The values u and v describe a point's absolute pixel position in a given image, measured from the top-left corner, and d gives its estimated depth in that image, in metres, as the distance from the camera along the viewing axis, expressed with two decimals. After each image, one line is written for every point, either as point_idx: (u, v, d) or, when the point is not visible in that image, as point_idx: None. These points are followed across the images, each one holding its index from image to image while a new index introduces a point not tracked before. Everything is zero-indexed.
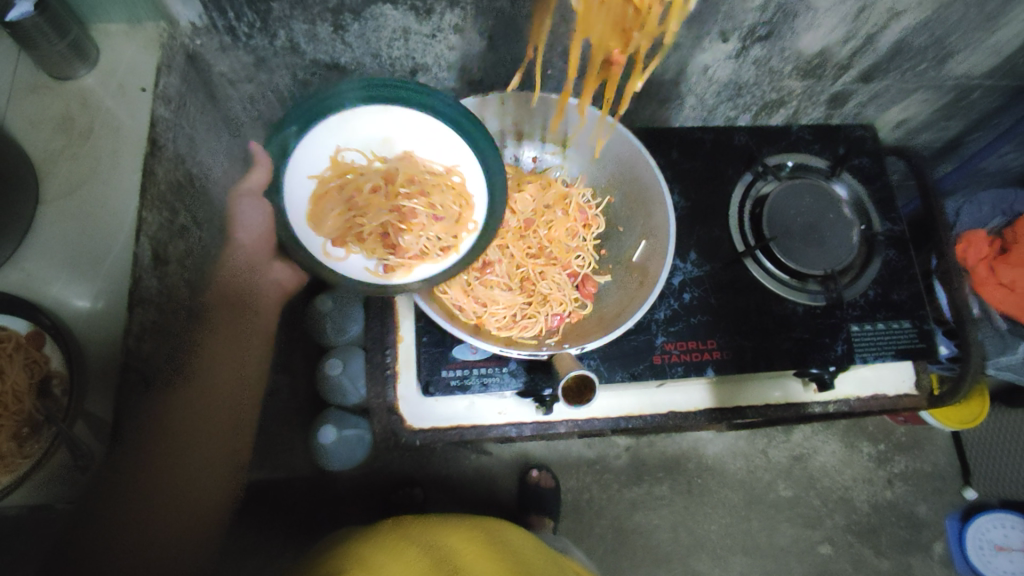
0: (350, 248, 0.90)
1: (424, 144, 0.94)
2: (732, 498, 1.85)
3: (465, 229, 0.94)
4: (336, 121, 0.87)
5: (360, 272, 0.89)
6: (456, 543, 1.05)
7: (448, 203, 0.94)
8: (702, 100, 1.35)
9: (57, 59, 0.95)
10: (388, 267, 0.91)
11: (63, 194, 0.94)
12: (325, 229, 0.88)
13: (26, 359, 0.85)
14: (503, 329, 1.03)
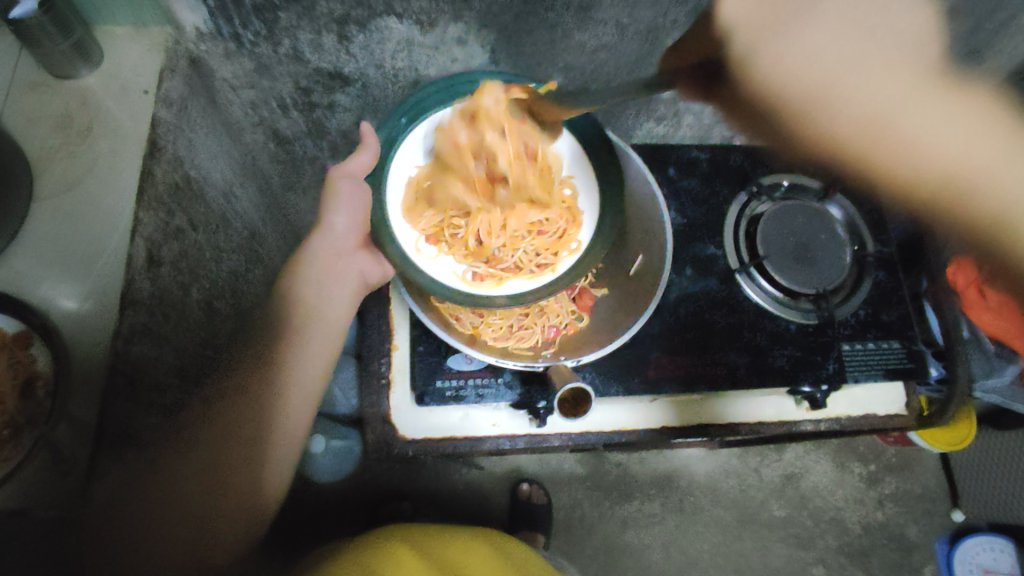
0: (444, 247, 0.97)
1: None
2: (724, 517, 1.84)
3: (565, 249, 0.97)
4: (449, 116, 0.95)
5: (449, 275, 0.95)
6: (453, 553, 1.07)
7: (552, 221, 1.00)
8: (699, 119, 1.37)
9: (59, 58, 0.94)
10: (475, 273, 0.97)
11: (59, 192, 0.94)
12: (421, 224, 0.96)
13: (8, 359, 0.83)
14: (501, 339, 1.00)
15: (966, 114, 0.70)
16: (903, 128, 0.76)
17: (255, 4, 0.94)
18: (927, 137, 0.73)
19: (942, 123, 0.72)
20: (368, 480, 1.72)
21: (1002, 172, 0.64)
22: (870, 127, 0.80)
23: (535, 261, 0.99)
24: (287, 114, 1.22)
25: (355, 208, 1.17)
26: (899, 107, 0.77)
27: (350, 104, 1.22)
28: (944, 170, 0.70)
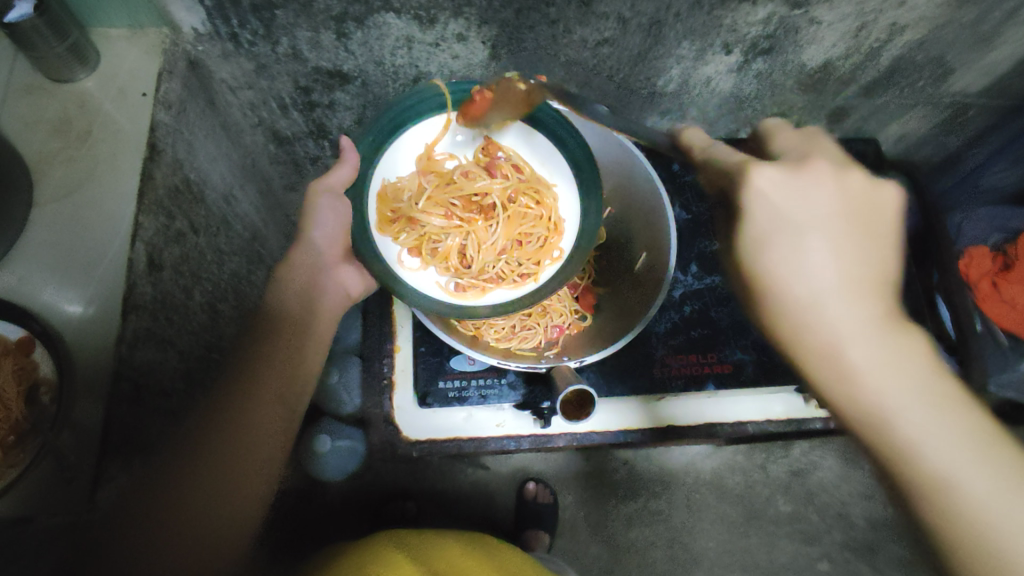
0: (426, 258, 0.99)
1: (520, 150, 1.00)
2: (730, 514, 1.83)
3: (548, 258, 0.99)
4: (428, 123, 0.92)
5: (432, 286, 0.96)
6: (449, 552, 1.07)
7: (531, 229, 1.02)
8: (703, 112, 1.36)
9: (56, 61, 0.94)
10: (460, 285, 0.98)
11: (60, 196, 0.94)
12: (403, 238, 0.97)
13: (13, 366, 0.83)
14: (505, 339, 1.01)
15: (863, 304, 0.69)
16: (783, 254, 0.69)
17: (252, 3, 0.93)
18: (828, 301, 0.69)
19: (851, 310, 0.68)
20: (372, 480, 1.71)
21: (923, 438, 0.65)
22: (782, 226, 0.68)
23: (516, 270, 1.02)
24: (287, 114, 1.21)
25: (336, 222, 1.00)
26: (794, 239, 0.69)
27: (350, 103, 1.21)
28: (793, 301, 0.70)
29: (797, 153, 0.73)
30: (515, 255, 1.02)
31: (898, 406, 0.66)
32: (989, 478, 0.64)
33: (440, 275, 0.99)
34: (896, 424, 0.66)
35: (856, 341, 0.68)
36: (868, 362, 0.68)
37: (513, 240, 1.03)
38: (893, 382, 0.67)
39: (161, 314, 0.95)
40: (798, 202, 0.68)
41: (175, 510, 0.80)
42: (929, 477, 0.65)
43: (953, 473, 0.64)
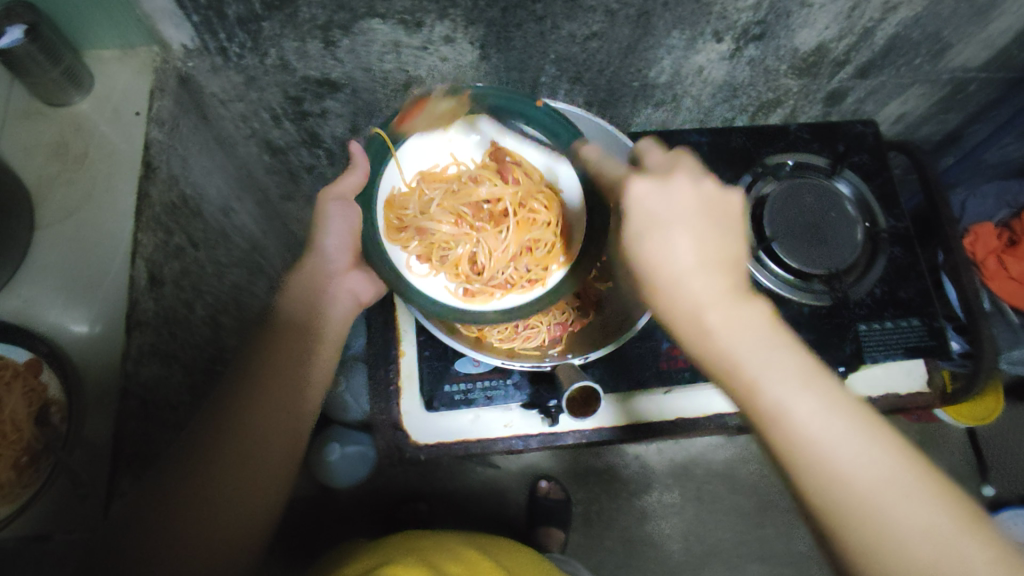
0: (434, 265, 1.00)
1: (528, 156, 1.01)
2: (745, 503, 1.82)
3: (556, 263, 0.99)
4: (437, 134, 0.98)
5: (440, 291, 0.97)
6: (461, 550, 1.07)
7: (540, 235, 1.01)
8: (697, 102, 1.35)
9: (50, 85, 0.95)
10: (466, 290, 0.98)
11: (60, 218, 0.95)
12: (412, 245, 0.98)
13: (22, 388, 0.85)
14: (509, 339, 1.00)
15: (726, 291, 0.70)
16: (659, 244, 0.72)
17: (238, 16, 0.93)
18: (693, 286, 0.70)
19: (717, 296, 0.70)
20: (385, 483, 1.72)
21: (805, 421, 0.64)
22: (651, 223, 0.72)
23: (524, 277, 1.00)
24: (280, 125, 1.22)
25: (348, 230, 0.99)
26: (665, 229, 0.72)
27: (342, 110, 1.21)
28: (665, 284, 0.71)
29: (665, 159, 0.78)
30: (525, 262, 1.01)
31: (774, 391, 0.66)
32: (858, 448, 0.63)
33: (448, 282, 0.99)
34: (774, 401, 0.65)
35: (728, 324, 0.69)
36: (735, 344, 0.68)
37: (523, 246, 1.02)
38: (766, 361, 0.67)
39: (167, 329, 0.96)
40: (663, 196, 0.73)
41: (191, 512, 0.81)
42: (806, 460, 0.63)
43: (837, 456, 0.62)
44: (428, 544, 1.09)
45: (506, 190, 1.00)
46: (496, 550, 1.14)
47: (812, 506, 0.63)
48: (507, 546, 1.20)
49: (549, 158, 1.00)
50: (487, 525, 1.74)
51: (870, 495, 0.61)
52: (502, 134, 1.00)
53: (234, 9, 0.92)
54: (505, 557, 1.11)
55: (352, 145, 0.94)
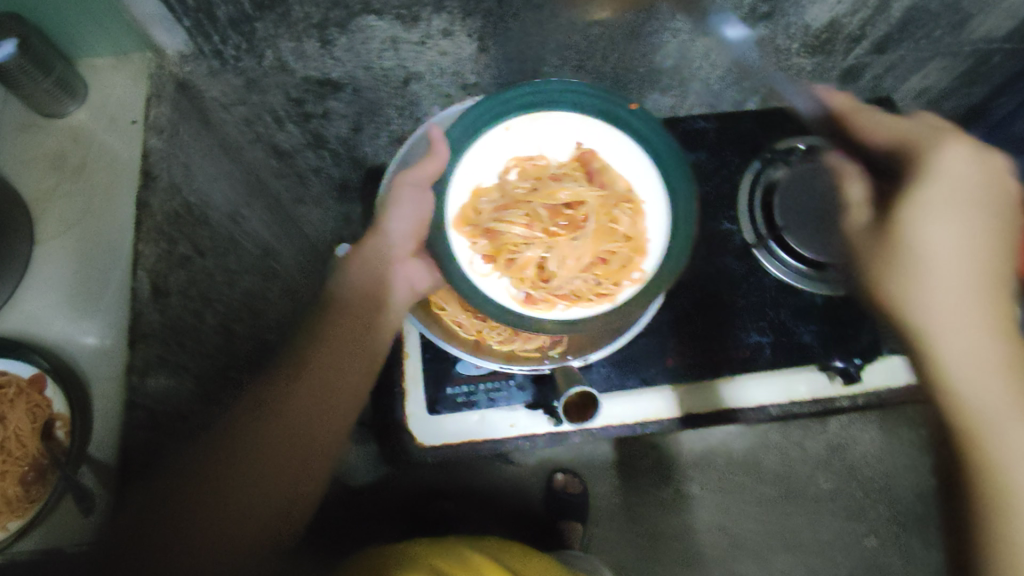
0: (499, 266, 0.90)
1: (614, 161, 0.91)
2: (769, 494, 1.79)
3: (627, 278, 0.87)
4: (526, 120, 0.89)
5: (503, 295, 0.86)
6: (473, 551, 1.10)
7: (616, 245, 0.91)
8: (706, 86, 1.30)
9: (46, 97, 0.95)
10: (530, 295, 0.88)
11: (61, 231, 0.95)
12: (478, 242, 0.90)
13: (28, 404, 0.88)
14: (505, 341, 0.95)
15: (982, 290, 0.79)
16: (931, 232, 0.79)
17: (230, 18, 0.91)
18: (930, 283, 0.79)
19: (968, 295, 0.78)
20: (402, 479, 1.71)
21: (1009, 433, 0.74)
22: (933, 197, 0.79)
23: (593, 289, 0.89)
24: (281, 126, 1.20)
25: (414, 214, 0.95)
26: (944, 217, 0.79)
27: (343, 110, 1.20)
28: (936, 263, 0.79)
29: (932, 126, 0.85)
30: (594, 274, 0.90)
31: (974, 390, 0.76)
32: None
33: (513, 286, 0.88)
34: (975, 395, 0.76)
35: (961, 327, 0.79)
36: (986, 343, 0.77)
37: (596, 256, 0.91)
38: (967, 352, 0.78)
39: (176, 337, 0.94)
40: (974, 175, 0.79)
41: (207, 503, 0.85)
42: (993, 467, 0.74)
43: (1012, 465, 0.73)
44: (439, 546, 1.10)
45: (590, 192, 0.93)
46: (502, 548, 1.16)
47: (981, 501, 0.75)
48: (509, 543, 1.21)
49: (638, 167, 0.89)
50: (508, 522, 1.73)
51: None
52: (591, 134, 0.91)
53: (224, 11, 0.90)
54: (512, 557, 1.12)
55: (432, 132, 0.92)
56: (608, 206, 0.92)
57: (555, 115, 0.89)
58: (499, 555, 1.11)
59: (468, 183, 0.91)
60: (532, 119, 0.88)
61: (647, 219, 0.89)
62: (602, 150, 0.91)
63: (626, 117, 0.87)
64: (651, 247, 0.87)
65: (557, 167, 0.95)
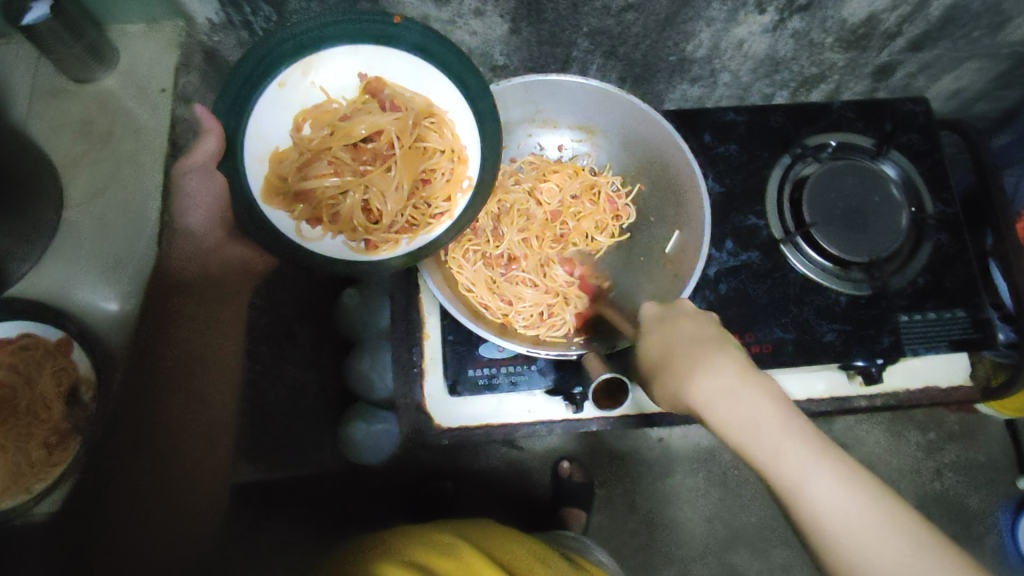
0: (328, 225, 0.84)
1: (393, 79, 0.85)
2: (772, 490, 1.80)
3: (459, 191, 0.87)
4: (296, 75, 0.80)
5: (341, 249, 0.83)
6: (482, 532, 1.11)
7: (437, 162, 0.88)
8: (736, 78, 1.29)
9: (74, 62, 0.94)
10: (370, 243, 0.85)
11: (88, 198, 0.95)
12: (295, 209, 0.82)
13: (55, 366, 0.85)
14: (533, 327, 0.97)
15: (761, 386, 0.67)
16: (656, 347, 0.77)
17: None
18: (707, 365, 0.70)
19: (737, 387, 0.68)
20: (409, 461, 1.71)
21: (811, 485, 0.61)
22: (660, 326, 0.79)
23: (429, 213, 0.88)
24: None
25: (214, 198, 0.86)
26: (673, 331, 0.77)
27: None
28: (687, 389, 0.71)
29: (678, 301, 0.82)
30: (424, 199, 0.88)
31: (744, 438, 0.66)
32: (871, 538, 0.59)
33: (348, 241, 0.84)
34: (774, 464, 0.64)
35: (728, 400, 0.67)
36: (750, 436, 0.65)
37: (417, 182, 0.89)
38: (786, 447, 0.63)
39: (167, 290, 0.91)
40: (692, 309, 0.80)
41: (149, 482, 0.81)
42: (823, 540, 0.60)
43: (815, 499, 0.61)
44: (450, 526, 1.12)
45: (386, 119, 0.85)
46: (509, 529, 1.16)
47: None
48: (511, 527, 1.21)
49: (432, 83, 0.85)
50: (512, 506, 1.75)
51: (847, 538, 0.59)
52: (377, 61, 0.84)
53: None
54: (518, 537, 1.13)
55: (198, 108, 0.80)
56: (409, 132, 0.87)
57: (323, 54, 0.81)
58: (508, 535, 1.13)
59: (262, 151, 0.80)
60: (305, 68, 0.80)
61: (457, 125, 0.87)
62: (387, 73, 0.85)
63: (400, 35, 0.81)
64: (470, 153, 0.87)
65: (344, 103, 0.85)
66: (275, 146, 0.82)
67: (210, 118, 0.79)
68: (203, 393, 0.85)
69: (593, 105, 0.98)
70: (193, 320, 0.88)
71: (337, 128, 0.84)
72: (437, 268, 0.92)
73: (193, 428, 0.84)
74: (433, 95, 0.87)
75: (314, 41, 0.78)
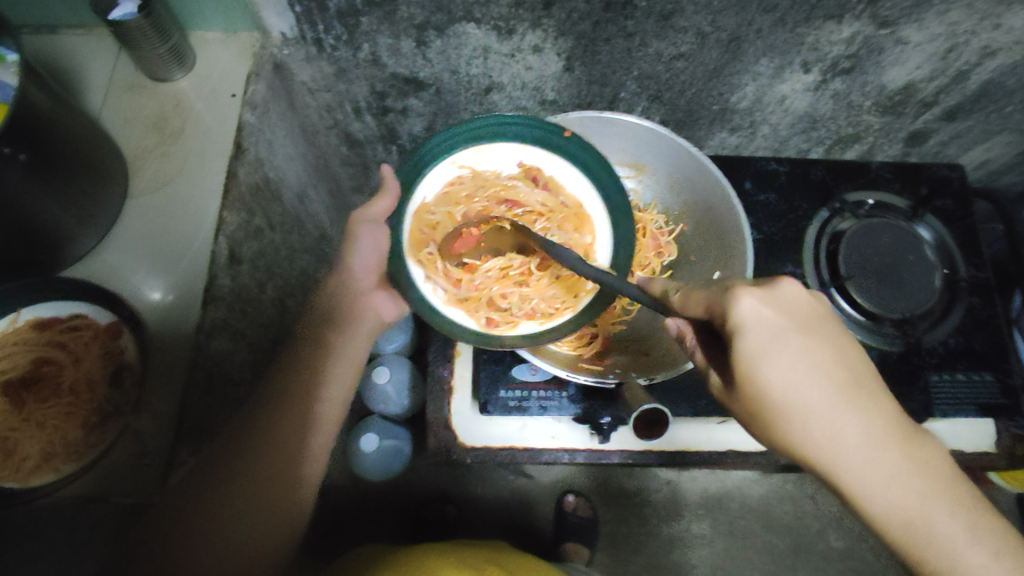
0: (457, 294, 0.90)
1: (561, 176, 0.94)
2: (777, 544, 1.77)
3: (585, 291, 0.90)
4: (469, 152, 0.91)
5: (467, 320, 0.87)
6: (477, 556, 1.18)
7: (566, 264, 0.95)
8: (774, 131, 1.34)
9: (156, 61, 0.98)
10: (491, 320, 0.89)
11: (149, 188, 0.98)
12: (433, 271, 0.89)
13: (102, 349, 0.87)
14: (577, 346, 0.98)
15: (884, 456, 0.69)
16: (776, 371, 0.69)
17: (339, 10, 0.95)
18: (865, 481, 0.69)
19: (841, 425, 0.69)
20: (416, 481, 1.74)
21: (934, 521, 0.67)
22: None
23: (555, 307, 0.92)
24: (359, 117, 1.25)
25: (377, 252, 0.90)
26: (783, 354, 0.69)
27: (422, 109, 1.23)
28: None
29: None
30: (552, 294, 0.93)
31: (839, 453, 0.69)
32: (898, 466, 0.69)
33: (469, 314, 0.88)
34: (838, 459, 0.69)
35: (855, 440, 0.69)
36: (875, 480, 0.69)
37: (544, 275, 0.95)
38: (877, 466, 0.69)
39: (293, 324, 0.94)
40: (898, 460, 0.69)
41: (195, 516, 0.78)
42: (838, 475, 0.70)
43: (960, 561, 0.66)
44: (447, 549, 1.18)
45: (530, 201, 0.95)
46: (501, 556, 1.22)
47: None
48: (511, 555, 1.26)
49: (585, 190, 0.92)
50: (515, 536, 1.72)
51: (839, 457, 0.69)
52: (536, 161, 0.93)
53: (336, 3, 0.94)
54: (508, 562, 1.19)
55: (383, 168, 0.86)
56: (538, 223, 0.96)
57: (498, 145, 0.92)
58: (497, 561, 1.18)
59: (414, 209, 0.88)
60: (476, 150, 0.91)
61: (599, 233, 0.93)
62: (549, 167, 0.94)
63: (571, 147, 0.90)
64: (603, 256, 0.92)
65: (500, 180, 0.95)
66: (427, 212, 0.91)
67: (390, 179, 0.87)
68: (273, 446, 0.82)
69: (614, 137, 1.01)
70: (290, 363, 0.88)
71: (470, 211, 0.94)
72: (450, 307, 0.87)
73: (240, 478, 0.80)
74: (581, 198, 0.93)
75: (490, 132, 0.90)
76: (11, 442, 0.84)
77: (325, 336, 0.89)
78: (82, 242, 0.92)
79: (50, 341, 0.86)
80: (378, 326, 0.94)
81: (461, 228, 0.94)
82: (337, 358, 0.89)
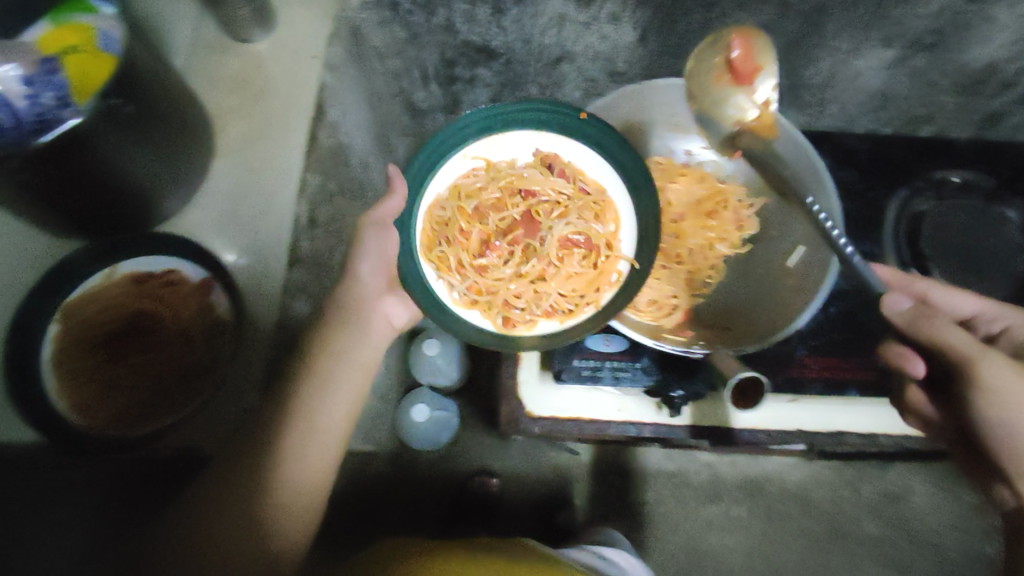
0: (471, 292, 0.91)
1: (578, 161, 0.92)
2: (816, 529, 1.77)
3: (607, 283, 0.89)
4: (481, 142, 0.91)
5: (482, 320, 0.88)
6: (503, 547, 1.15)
7: (582, 256, 0.94)
8: (842, 110, 1.28)
9: (242, 23, 1.03)
10: (506, 319, 0.90)
11: (237, 147, 1.07)
12: (445, 271, 0.91)
13: (197, 303, 0.99)
14: (657, 317, 0.97)
15: None
16: None
17: None
18: None
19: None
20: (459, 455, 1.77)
21: None
22: None
23: (572, 301, 0.92)
24: None
25: (382, 257, 0.95)
26: None
27: (490, 78, 1.20)
28: None
29: None
30: (570, 287, 0.93)
31: None
32: None
33: (484, 315, 0.89)
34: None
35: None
36: None
37: (560, 269, 0.95)
38: None
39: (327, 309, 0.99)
40: None
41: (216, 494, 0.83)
42: None
43: None
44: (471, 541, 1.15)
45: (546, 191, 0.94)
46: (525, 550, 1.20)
47: None
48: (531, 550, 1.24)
49: (606, 174, 0.90)
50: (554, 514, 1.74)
51: None
52: (550, 145, 0.92)
53: None
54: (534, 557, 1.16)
55: (391, 169, 0.92)
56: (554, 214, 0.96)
57: (510, 134, 0.91)
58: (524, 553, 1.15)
59: (426, 206, 0.90)
60: (486, 141, 0.91)
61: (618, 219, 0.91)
62: (564, 153, 0.92)
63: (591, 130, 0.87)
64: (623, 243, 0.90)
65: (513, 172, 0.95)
66: (438, 210, 0.93)
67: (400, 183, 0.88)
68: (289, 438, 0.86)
69: (696, 105, 0.98)
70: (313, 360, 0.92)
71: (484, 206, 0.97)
72: (463, 306, 0.89)
73: (264, 456, 0.85)
74: (596, 179, 0.92)
75: (501, 122, 0.89)
76: (103, 385, 0.94)
77: (340, 342, 0.94)
78: (173, 199, 0.95)
79: (146, 294, 0.97)
80: (389, 332, 1.01)
81: (472, 225, 0.96)
82: (357, 350, 0.94)
